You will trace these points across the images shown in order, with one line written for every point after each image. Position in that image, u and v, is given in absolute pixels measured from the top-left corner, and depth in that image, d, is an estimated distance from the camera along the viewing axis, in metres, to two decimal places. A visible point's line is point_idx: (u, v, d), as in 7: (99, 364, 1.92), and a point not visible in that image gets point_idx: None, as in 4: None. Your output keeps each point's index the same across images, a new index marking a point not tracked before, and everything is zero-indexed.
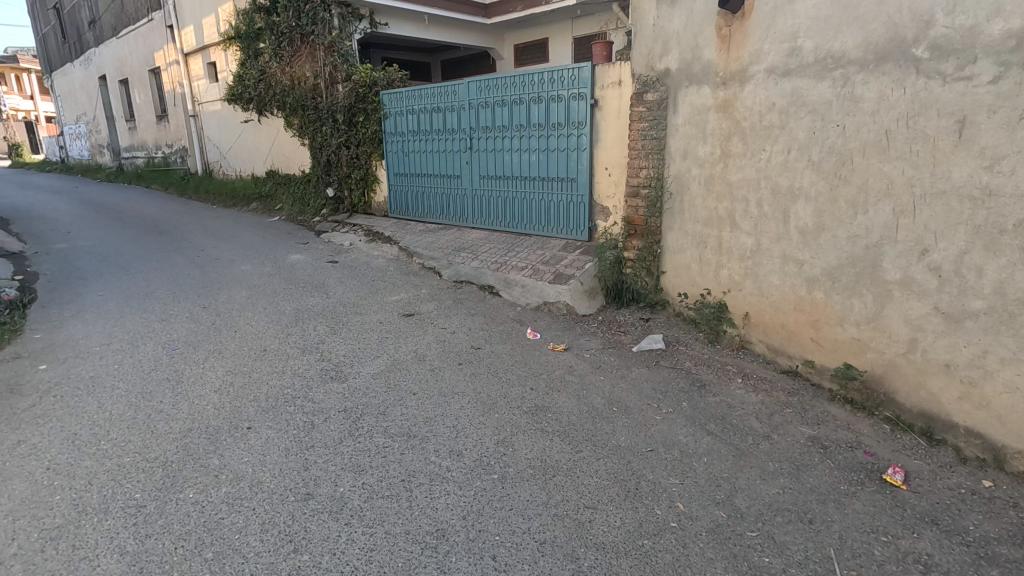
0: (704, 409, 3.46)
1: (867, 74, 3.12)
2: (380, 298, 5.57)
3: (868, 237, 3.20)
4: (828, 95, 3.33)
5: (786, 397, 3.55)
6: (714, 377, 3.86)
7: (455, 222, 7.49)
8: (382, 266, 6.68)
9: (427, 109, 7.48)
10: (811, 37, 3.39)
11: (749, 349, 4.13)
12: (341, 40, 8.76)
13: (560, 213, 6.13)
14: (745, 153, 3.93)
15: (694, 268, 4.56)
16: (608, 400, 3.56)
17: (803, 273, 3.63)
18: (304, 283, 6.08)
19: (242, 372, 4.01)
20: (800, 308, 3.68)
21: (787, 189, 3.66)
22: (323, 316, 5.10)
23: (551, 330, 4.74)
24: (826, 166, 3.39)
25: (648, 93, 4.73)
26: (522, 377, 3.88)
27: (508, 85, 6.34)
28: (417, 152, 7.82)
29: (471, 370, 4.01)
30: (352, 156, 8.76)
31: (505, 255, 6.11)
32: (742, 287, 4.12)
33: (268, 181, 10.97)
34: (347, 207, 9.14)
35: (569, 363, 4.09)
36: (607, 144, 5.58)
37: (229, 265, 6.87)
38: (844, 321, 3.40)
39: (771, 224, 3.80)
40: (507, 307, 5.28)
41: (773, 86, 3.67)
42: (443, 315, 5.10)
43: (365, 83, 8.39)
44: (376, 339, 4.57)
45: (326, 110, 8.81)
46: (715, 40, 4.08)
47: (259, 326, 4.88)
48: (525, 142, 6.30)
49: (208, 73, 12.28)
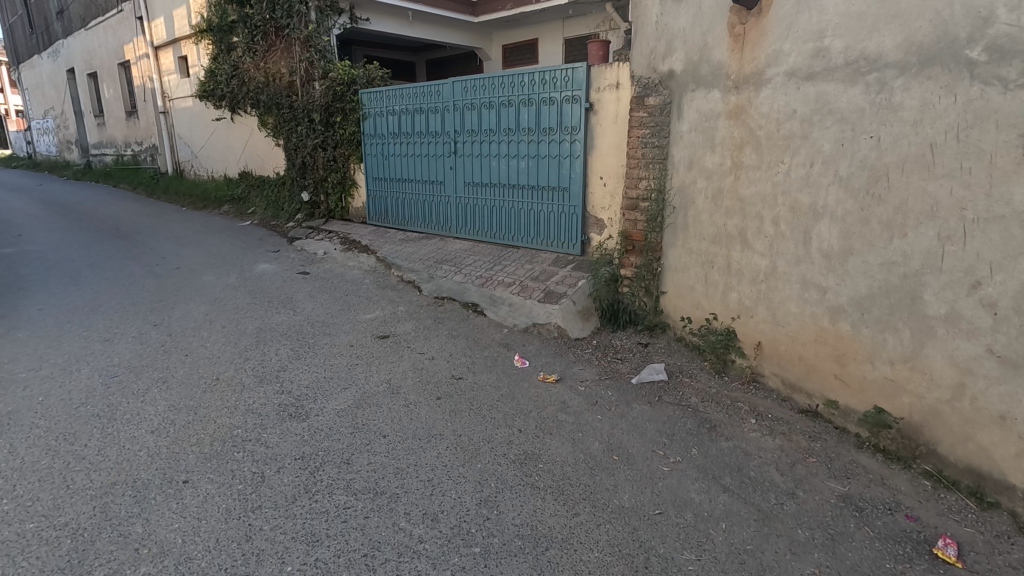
0: (717, 457, 3.03)
1: (908, 79, 2.73)
2: (352, 316, 5.07)
3: (907, 265, 2.80)
4: (860, 102, 2.93)
5: (808, 443, 3.14)
6: (725, 417, 3.44)
7: (437, 231, 7.01)
8: (357, 279, 6.17)
9: (410, 109, 6.99)
10: (840, 36, 2.99)
11: (762, 383, 3.71)
12: (319, 35, 8.23)
13: (551, 224, 5.69)
14: (760, 165, 3.53)
15: (699, 290, 4.15)
16: (607, 447, 3.11)
17: (826, 302, 3.22)
18: (270, 298, 5.55)
19: (185, 407, 3.48)
20: (822, 340, 3.27)
21: (809, 207, 3.26)
22: (287, 337, 4.58)
23: (541, 356, 4.28)
24: (856, 182, 2.99)
25: (649, 97, 4.33)
26: (509, 417, 3.40)
27: (496, 85, 5.89)
28: (399, 156, 7.33)
29: (452, 408, 3.51)
30: (329, 158, 8.24)
31: (490, 268, 5.66)
32: (753, 314, 3.72)
33: (241, 183, 10.38)
34: (323, 212, 8.59)
35: (561, 398, 3.63)
36: (602, 152, 5.17)
37: (190, 275, 6.30)
38: (874, 359, 2.99)
39: (789, 246, 3.40)
40: (492, 327, 4.81)
41: (794, 91, 3.27)
42: (421, 336, 4.62)
43: (343, 81, 7.89)
44: (345, 366, 4.07)
45: (302, 109, 8.29)
46: (726, 39, 3.67)
47: (214, 348, 4.36)
48: (513, 147, 5.85)
49: (179, 68, 11.65)
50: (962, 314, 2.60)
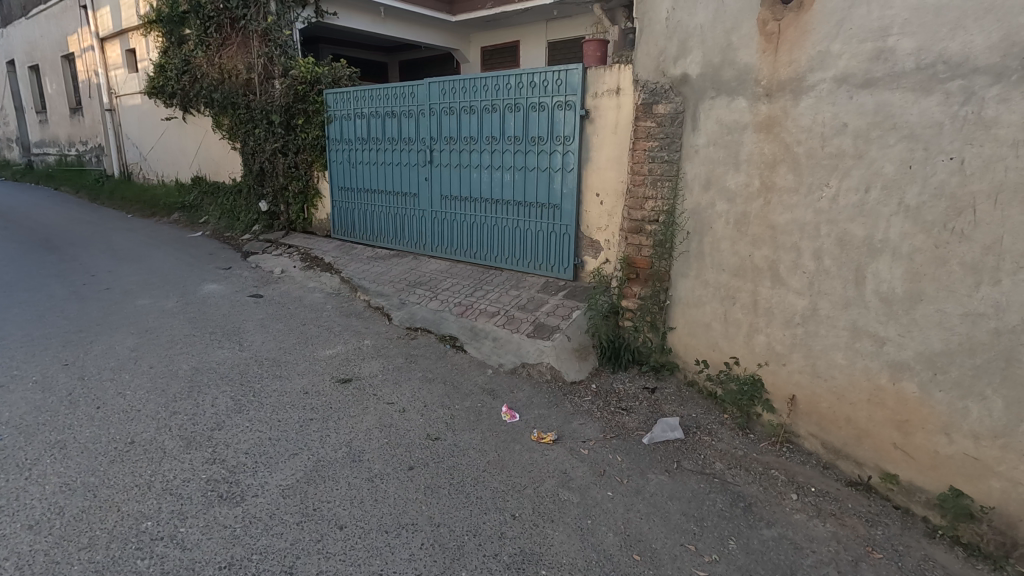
0: (763, 554, 2.43)
1: (1006, 89, 2.23)
2: (309, 353, 4.33)
3: (1000, 318, 2.29)
4: (936, 116, 2.41)
5: (868, 530, 2.58)
6: (761, 492, 2.84)
7: (410, 248, 6.31)
8: (318, 304, 5.42)
9: (381, 113, 6.29)
10: (910, 35, 2.47)
11: (796, 444, 3.14)
12: (279, 28, 7.45)
13: (539, 245, 5.05)
14: (798, 188, 2.97)
15: (716, 329, 3.54)
16: (626, 541, 2.48)
17: (884, 356, 2.68)
18: (214, 328, 4.76)
19: (83, 487, 2.69)
20: (878, 402, 2.73)
21: (863, 241, 2.71)
22: (227, 381, 3.81)
23: (533, 407, 3.63)
24: (930, 214, 2.47)
25: (658, 104, 3.71)
26: (499, 496, 2.75)
27: (478, 88, 5.24)
28: (367, 164, 6.61)
29: (428, 482, 2.83)
30: (290, 165, 7.49)
31: (470, 295, 4.99)
32: (786, 362, 3.14)
33: (193, 189, 9.45)
34: (283, 223, 7.80)
35: (561, 467, 3.00)
36: (599, 165, 4.57)
37: (122, 299, 5.45)
38: (951, 431, 2.47)
39: (836, 285, 2.84)
40: (474, 368, 4.14)
41: (844, 102, 2.73)
42: (389, 381, 3.91)
43: (305, 80, 7.12)
44: (295, 423, 3.33)
45: (259, 110, 7.51)
46: (755, 38, 3.11)
47: (135, 397, 3.56)
48: (497, 157, 5.20)
49: (127, 62, 10.67)
50: None
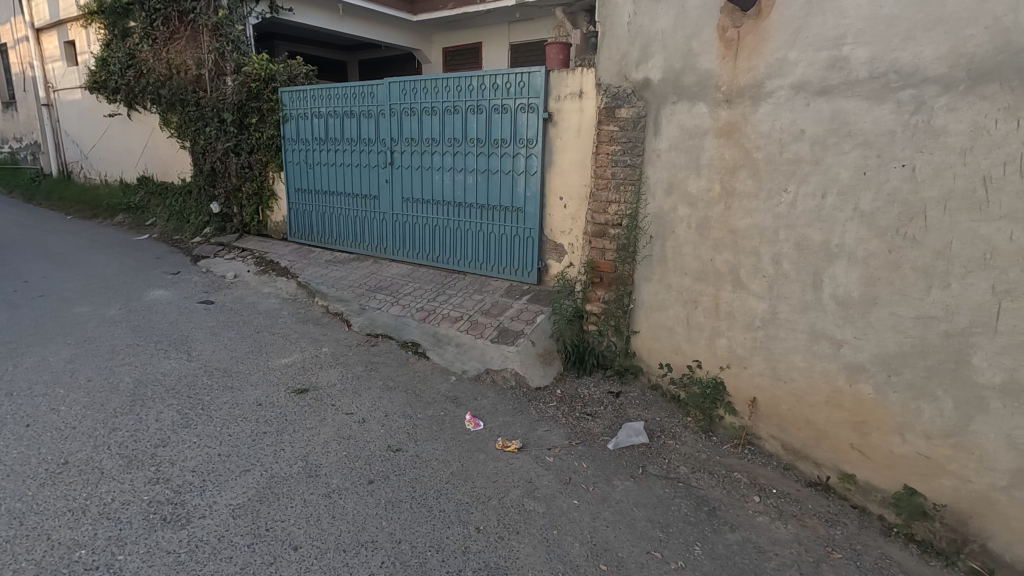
0: (728, 560, 2.43)
1: (954, 98, 2.30)
2: (263, 362, 4.14)
3: (950, 321, 2.36)
4: (889, 124, 2.47)
5: (828, 531, 2.61)
6: (725, 496, 2.85)
7: (370, 252, 6.15)
8: (273, 310, 5.21)
9: (339, 113, 6.12)
10: (864, 44, 2.53)
11: (757, 445, 3.18)
12: (230, 23, 7.16)
13: (503, 249, 4.99)
14: (757, 193, 3.00)
15: (679, 333, 3.56)
16: (592, 551, 2.44)
17: (841, 358, 2.73)
18: (160, 337, 4.51)
19: (7, 515, 2.47)
20: (836, 404, 2.78)
21: (821, 246, 2.75)
22: (173, 394, 3.59)
23: (497, 414, 3.56)
24: (884, 219, 2.52)
25: (621, 108, 3.71)
26: (463, 509, 2.67)
27: (440, 89, 5.15)
28: (325, 165, 6.42)
29: (388, 496, 2.73)
30: (243, 165, 7.22)
31: (432, 299, 4.89)
32: (748, 365, 3.17)
33: (139, 190, 8.99)
34: (236, 226, 7.49)
35: (526, 476, 2.95)
36: (563, 169, 4.54)
37: (59, 307, 5.11)
38: (905, 431, 2.54)
39: (795, 289, 2.88)
40: (437, 375, 4.05)
41: (802, 108, 2.77)
42: (348, 390, 3.77)
43: (259, 77, 6.87)
44: (248, 437, 3.16)
45: (210, 107, 7.19)
46: (715, 44, 3.13)
47: (69, 414, 3.31)
48: (459, 159, 5.12)
49: (67, 54, 10.11)
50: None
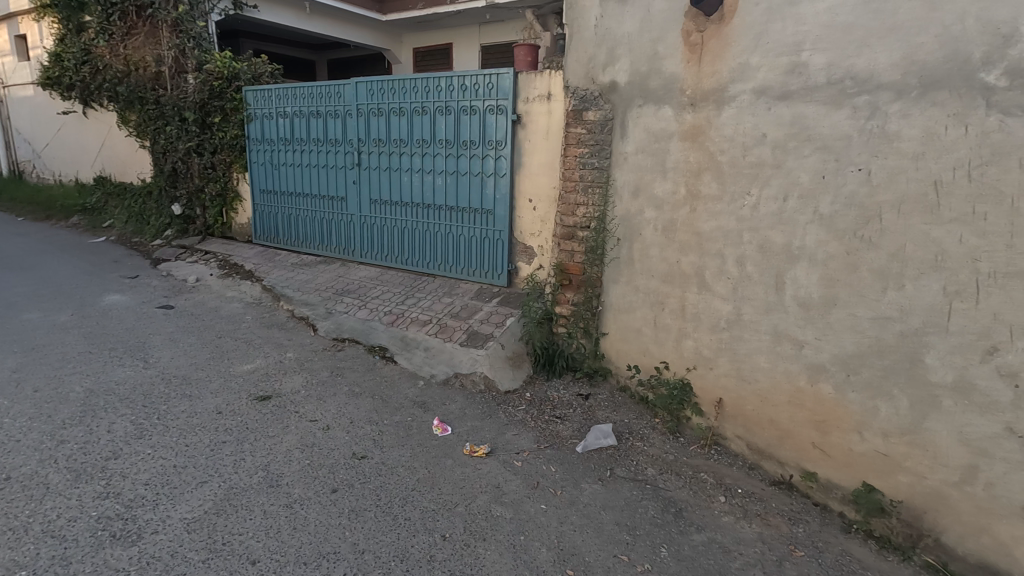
0: (694, 561, 2.44)
1: (907, 104, 2.36)
2: (224, 369, 4.01)
3: (905, 321, 2.42)
4: (847, 128, 2.53)
5: (791, 529, 2.65)
6: (691, 497, 2.87)
7: (338, 255, 6.04)
8: (236, 315, 5.07)
9: (305, 112, 6.00)
10: (822, 50, 2.58)
11: (723, 446, 3.21)
12: (191, 19, 6.99)
13: (473, 251, 4.95)
14: (721, 196, 3.03)
15: (647, 335, 3.57)
16: (559, 556, 2.42)
17: (803, 359, 2.77)
18: (115, 344, 4.33)
19: None
20: (798, 403, 2.82)
21: (782, 248, 2.80)
22: (127, 403, 3.45)
23: (466, 419, 3.52)
24: (842, 222, 2.58)
25: (588, 111, 3.72)
26: (429, 517, 2.62)
27: (408, 89, 5.08)
28: (291, 166, 6.28)
29: (352, 505, 2.66)
30: (206, 165, 7.01)
31: (401, 303, 4.82)
32: (713, 366, 3.20)
33: (96, 190, 8.67)
34: (198, 228, 7.27)
35: (494, 481, 2.92)
36: (531, 171, 4.53)
37: (6, 313, 4.86)
38: (864, 429, 2.59)
39: (758, 291, 2.92)
40: (405, 380, 3.98)
41: (763, 113, 2.81)
42: (312, 397, 3.68)
43: (221, 75, 6.70)
44: (205, 447, 3.05)
45: (170, 106, 6.96)
46: (679, 48, 3.16)
47: (13, 426, 3.15)
48: (428, 161, 5.06)
49: (19, 49, 9.76)
50: (974, 384, 2.26)
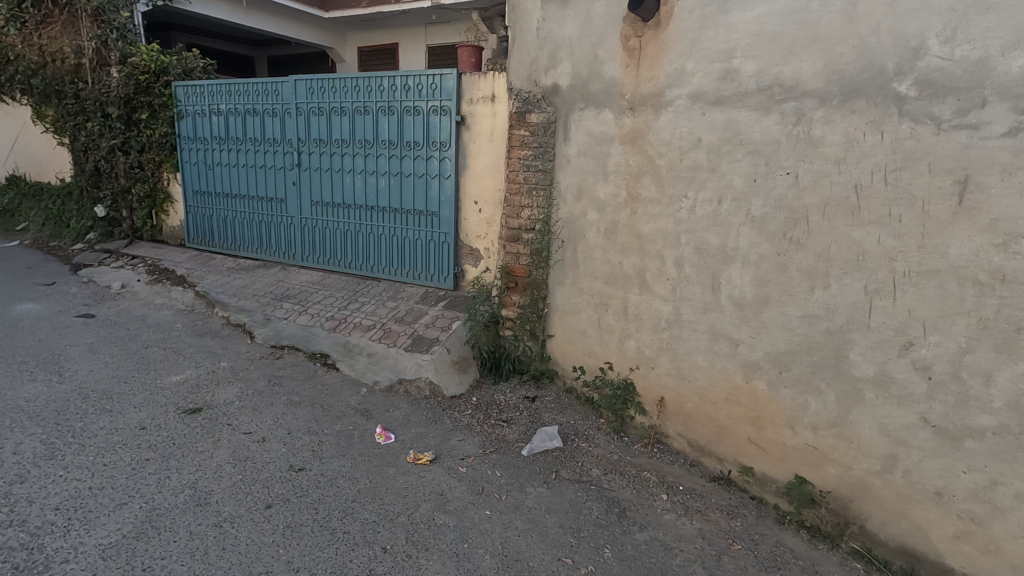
0: (636, 560, 2.46)
1: (829, 111, 2.47)
2: (151, 380, 3.77)
3: (831, 319, 2.53)
4: (775, 133, 2.62)
5: (729, 523, 2.72)
6: (634, 496, 2.90)
7: (278, 259, 5.80)
8: (165, 323, 4.78)
9: (241, 110, 5.74)
10: (752, 58, 2.67)
11: (666, 444, 3.27)
12: (115, 9, 6.57)
13: (418, 254, 4.86)
14: (660, 199, 3.09)
15: (592, 336, 3.60)
16: (503, 563, 2.39)
17: (738, 356, 2.86)
18: (26, 357, 4.00)
19: None
20: (735, 400, 2.90)
21: (718, 249, 2.87)
22: (38, 422, 3.18)
23: (410, 426, 3.44)
24: (773, 224, 2.67)
25: (531, 113, 3.71)
26: (369, 529, 2.53)
27: (350, 88, 4.95)
28: (226, 166, 6.00)
29: (287, 521, 2.54)
30: (132, 165, 6.60)
31: (344, 308, 4.68)
32: (655, 366, 3.25)
33: (8, 191, 8.02)
34: (125, 232, 6.82)
35: (438, 488, 2.86)
36: (477, 173, 4.49)
37: None
38: (795, 424, 2.69)
39: (696, 291, 2.99)
40: (347, 388, 3.86)
41: (698, 118, 2.89)
42: (247, 408, 3.51)
43: (149, 69, 6.33)
44: (126, 466, 2.84)
45: (91, 100, 6.43)
46: (619, 53, 3.20)
47: None
48: (371, 162, 4.94)
49: None
50: (892, 377, 2.38)
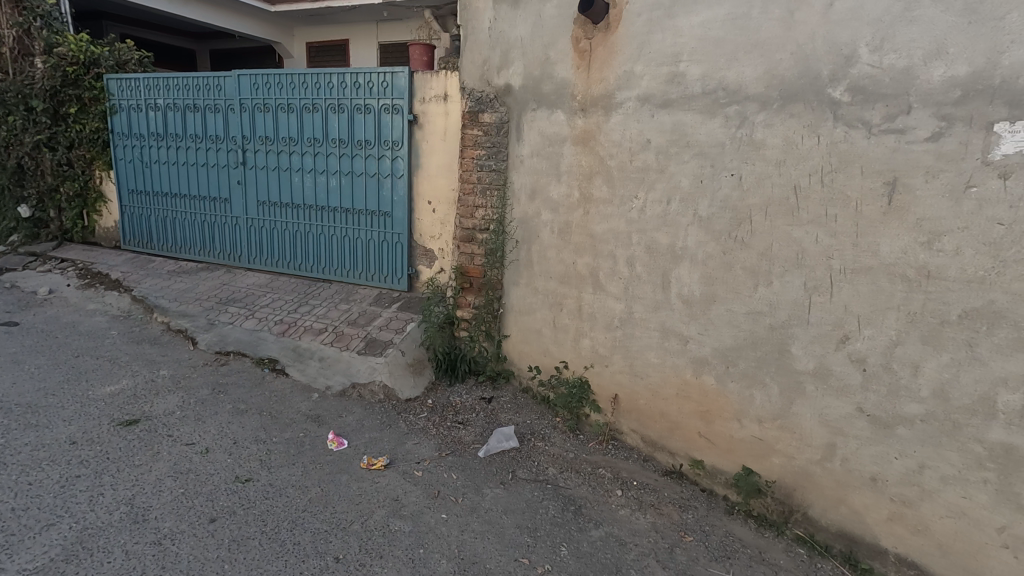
0: (592, 557, 2.49)
1: (770, 115, 2.56)
2: (82, 392, 3.54)
3: (773, 315, 2.63)
4: (719, 136, 2.70)
5: (682, 516, 2.79)
6: (590, 493, 2.93)
7: (222, 261, 5.57)
8: (99, 330, 4.51)
9: (180, 105, 5.48)
10: (697, 62, 2.74)
11: (620, 440, 3.32)
12: None
13: (371, 255, 4.76)
14: (611, 200, 3.14)
15: (547, 335, 3.61)
16: (460, 566, 2.37)
17: (688, 353, 2.93)
18: None
19: None
20: (685, 396, 2.98)
21: (667, 249, 2.94)
22: None
23: (364, 431, 3.36)
24: (719, 224, 2.75)
25: (484, 112, 3.70)
26: (321, 539, 2.46)
27: (297, 84, 4.80)
28: (165, 164, 5.71)
29: (233, 535, 2.44)
30: (60, 162, 6.16)
31: (293, 311, 4.53)
32: (609, 363, 3.30)
33: None
34: (53, 234, 6.37)
35: (393, 494, 2.80)
36: (430, 172, 4.43)
37: None
38: (742, 417, 2.78)
39: (647, 290, 3.05)
40: (298, 394, 3.74)
41: (647, 120, 2.94)
42: (190, 418, 3.34)
43: (78, 60, 5.91)
44: (54, 485, 2.66)
45: (11, 92, 5.90)
46: (569, 54, 3.23)
47: None
48: (321, 160, 4.81)
49: None
50: (831, 369, 2.49)
